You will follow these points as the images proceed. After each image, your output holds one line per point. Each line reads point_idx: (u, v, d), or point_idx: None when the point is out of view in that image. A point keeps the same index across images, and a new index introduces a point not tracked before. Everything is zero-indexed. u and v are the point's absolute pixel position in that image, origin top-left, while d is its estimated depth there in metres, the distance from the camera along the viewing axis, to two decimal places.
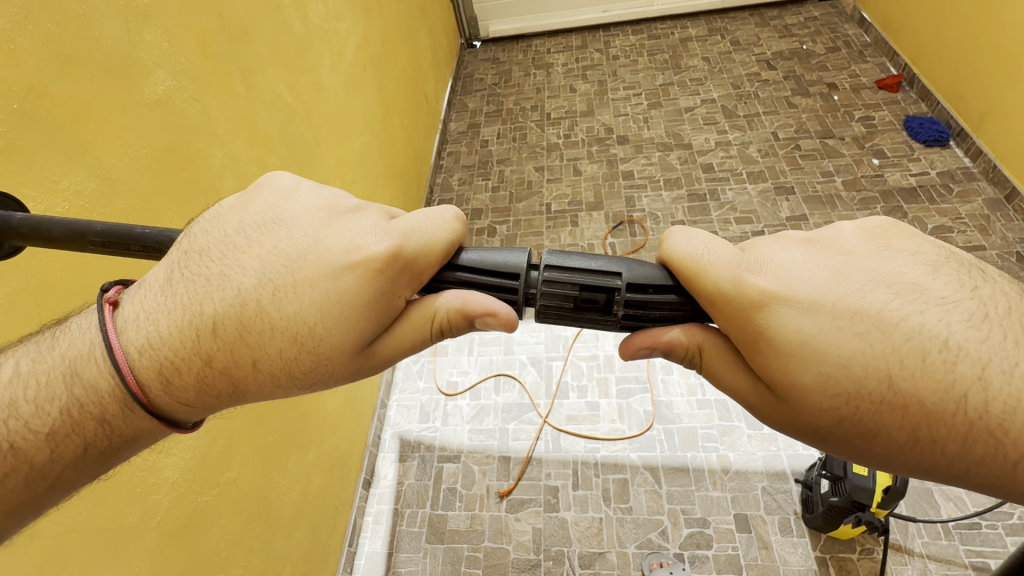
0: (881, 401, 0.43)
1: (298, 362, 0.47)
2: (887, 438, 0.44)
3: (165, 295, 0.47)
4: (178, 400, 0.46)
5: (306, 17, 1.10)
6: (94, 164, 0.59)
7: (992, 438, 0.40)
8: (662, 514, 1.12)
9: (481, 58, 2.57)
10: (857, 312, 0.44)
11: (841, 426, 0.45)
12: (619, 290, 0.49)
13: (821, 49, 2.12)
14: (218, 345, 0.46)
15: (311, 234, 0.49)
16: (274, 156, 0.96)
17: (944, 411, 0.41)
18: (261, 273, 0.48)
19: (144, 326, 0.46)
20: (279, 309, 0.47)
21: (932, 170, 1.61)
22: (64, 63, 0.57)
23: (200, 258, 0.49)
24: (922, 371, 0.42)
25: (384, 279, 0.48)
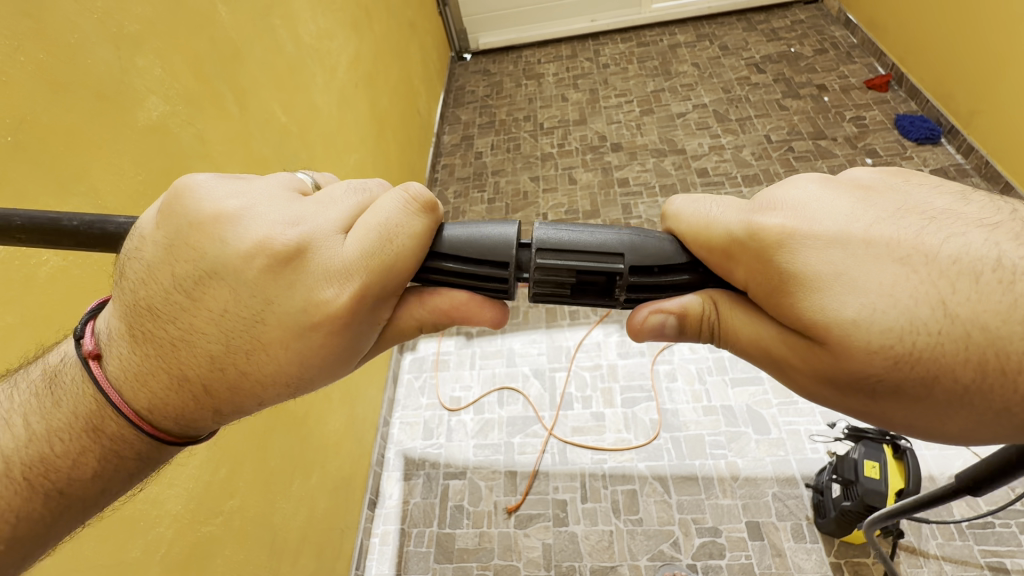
0: (944, 339, 0.36)
1: (304, 396, 0.45)
2: (952, 380, 0.37)
3: (123, 332, 0.43)
4: (209, 436, 0.45)
5: (297, 36, 1.10)
6: (89, 193, 0.58)
7: None
8: (673, 524, 1.10)
9: (471, 70, 2.59)
10: (893, 245, 0.38)
11: (894, 378, 0.38)
12: (621, 274, 0.44)
13: (809, 51, 2.14)
14: (183, 381, 0.42)
15: (249, 254, 0.41)
16: (269, 177, 0.95)
17: (1013, 336, 0.35)
18: (225, 336, 0.42)
19: (112, 369, 0.42)
20: (242, 340, 0.42)
21: (925, 167, 1.62)
22: (56, 92, 0.56)
23: (145, 290, 0.43)
24: (978, 294, 0.36)
25: (352, 296, 0.41)
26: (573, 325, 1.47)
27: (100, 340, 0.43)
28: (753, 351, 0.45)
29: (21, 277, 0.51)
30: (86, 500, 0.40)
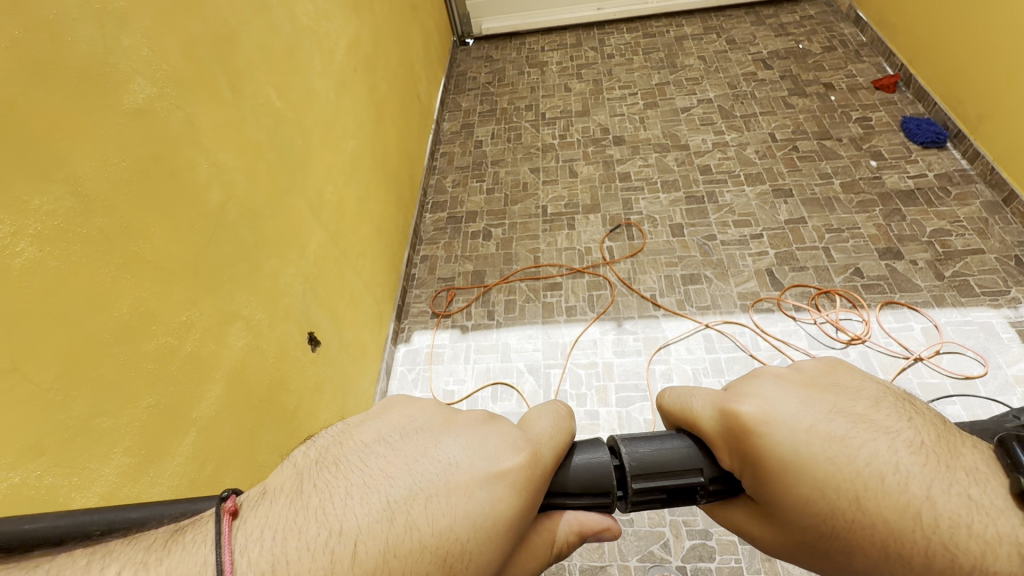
0: (853, 531, 0.35)
1: None
2: (861, 554, 0.36)
3: (292, 514, 0.33)
4: None
5: (294, 17, 1.06)
6: (71, 180, 0.56)
7: (953, 555, 0.32)
8: (663, 526, 1.10)
9: (473, 56, 2.54)
10: (818, 439, 0.37)
11: (821, 553, 0.38)
12: (700, 485, 0.40)
13: (817, 48, 2.11)
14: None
15: (435, 447, 0.37)
16: (263, 164, 0.92)
17: (902, 530, 0.34)
18: (411, 483, 0.34)
19: (268, 556, 0.30)
20: (422, 548, 0.32)
21: (930, 171, 1.60)
22: (35, 71, 0.53)
23: (323, 474, 0.35)
24: (881, 491, 0.34)
25: (528, 500, 0.37)
26: (570, 322, 1.46)
27: (262, 487, 0.35)
28: (727, 519, 0.43)
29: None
30: None
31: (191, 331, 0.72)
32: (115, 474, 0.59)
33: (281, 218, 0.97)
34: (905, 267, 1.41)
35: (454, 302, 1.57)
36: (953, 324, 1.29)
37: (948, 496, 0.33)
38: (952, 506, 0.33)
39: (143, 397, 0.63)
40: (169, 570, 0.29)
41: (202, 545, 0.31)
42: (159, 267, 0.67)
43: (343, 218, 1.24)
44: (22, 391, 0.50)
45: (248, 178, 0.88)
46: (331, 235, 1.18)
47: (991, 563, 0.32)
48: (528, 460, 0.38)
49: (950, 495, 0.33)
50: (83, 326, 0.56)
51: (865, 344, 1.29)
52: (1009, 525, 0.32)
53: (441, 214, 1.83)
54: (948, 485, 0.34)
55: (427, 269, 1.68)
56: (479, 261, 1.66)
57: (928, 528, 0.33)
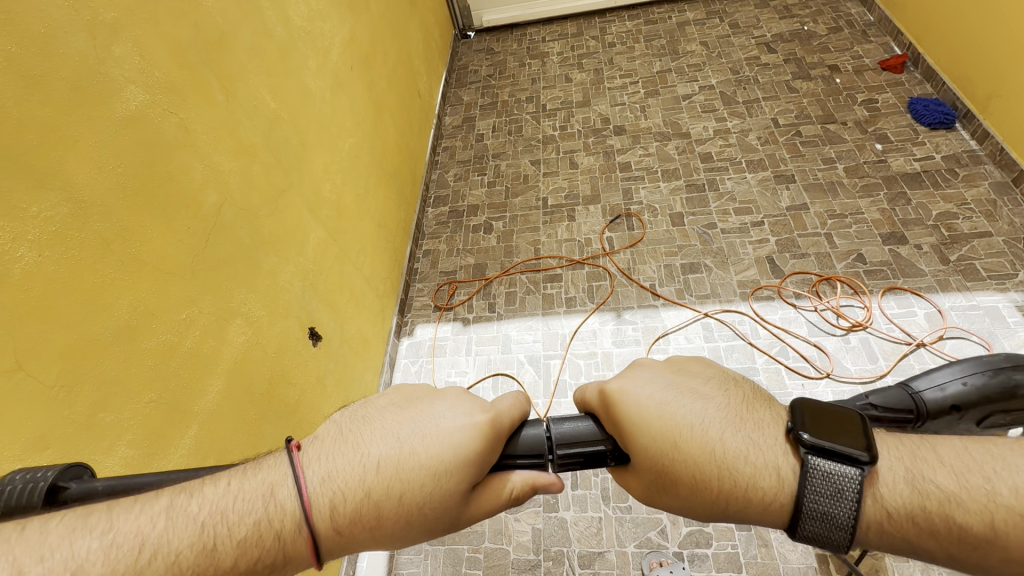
0: (673, 469, 0.43)
1: (436, 504, 0.42)
2: (680, 485, 0.43)
3: (337, 448, 0.43)
4: (343, 526, 0.40)
5: (287, 19, 1.08)
6: (66, 187, 0.59)
7: (740, 484, 0.41)
8: (660, 512, 1.12)
9: (475, 49, 2.54)
10: (662, 404, 0.45)
11: (663, 498, 0.45)
12: (609, 452, 0.43)
13: (822, 29, 2.06)
14: (380, 501, 0.41)
15: (432, 414, 0.45)
16: (258, 164, 0.95)
17: (703, 462, 0.42)
18: (413, 428, 0.44)
19: (325, 472, 0.41)
20: (413, 480, 0.42)
21: (937, 154, 1.57)
22: (28, 84, 0.56)
23: (355, 425, 0.45)
24: (691, 434, 0.43)
25: (484, 458, 0.42)
26: (569, 312, 1.47)
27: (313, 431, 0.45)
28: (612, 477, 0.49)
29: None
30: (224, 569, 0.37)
31: (191, 328, 0.75)
32: (118, 465, 0.63)
33: (278, 217, 1.00)
34: (909, 252, 1.39)
35: (456, 296, 1.59)
36: (958, 309, 1.27)
37: (741, 449, 0.42)
38: (737, 444, 0.42)
39: (144, 393, 0.67)
40: (267, 478, 0.41)
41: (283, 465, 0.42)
42: (156, 268, 0.70)
43: (342, 216, 1.27)
44: (26, 389, 0.53)
45: (243, 179, 0.91)
46: (330, 232, 1.20)
47: (760, 481, 0.41)
48: (489, 424, 0.43)
49: (737, 440, 0.43)
50: (82, 325, 0.59)
51: (866, 330, 1.28)
52: (774, 454, 0.42)
53: (443, 209, 1.85)
54: (753, 451, 0.42)
55: (429, 263, 1.70)
56: (479, 254, 1.68)
57: (718, 458, 0.42)
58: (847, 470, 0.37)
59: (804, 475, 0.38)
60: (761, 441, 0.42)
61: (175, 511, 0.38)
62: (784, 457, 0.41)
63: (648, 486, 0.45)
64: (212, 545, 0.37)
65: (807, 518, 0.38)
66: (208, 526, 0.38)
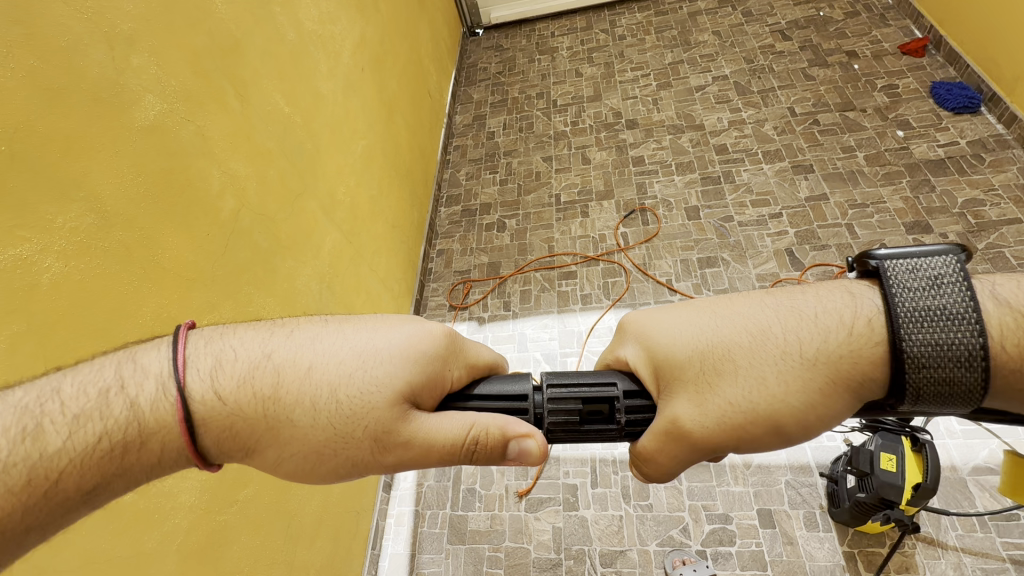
0: (728, 343, 0.45)
1: (341, 417, 0.46)
2: (741, 350, 0.44)
3: (245, 350, 0.46)
4: (222, 426, 0.44)
5: (298, 23, 1.08)
6: (90, 198, 0.59)
7: (804, 322, 0.43)
8: (682, 510, 1.11)
9: (483, 46, 2.53)
10: (692, 306, 0.49)
11: (722, 388, 0.44)
12: (618, 399, 0.48)
13: (839, 14, 2.01)
14: (274, 405, 0.45)
15: (376, 336, 0.49)
16: (273, 169, 0.95)
17: (762, 320, 0.45)
18: (336, 349, 0.48)
19: (227, 375, 0.45)
20: (320, 419, 0.46)
21: (962, 139, 1.52)
22: (51, 98, 0.56)
23: (277, 332, 0.48)
24: (734, 302, 0.47)
25: (404, 378, 0.47)
26: (585, 310, 1.46)
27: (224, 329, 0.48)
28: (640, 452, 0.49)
29: (24, 286, 0.52)
30: (42, 455, 0.38)
31: None
32: None
33: (295, 221, 1.01)
34: (934, 241, 1.35)
35: (471, 295, 1.59)
36: None
37: (802, 298, 0.45)
38: (788, 297, 0.45)
39: None
40: (130, 368, 0.44)
41: (158, 360, 0.44)
42: (178, 275, 0.71)
43: (357, 218, 1.27)
44: None
45: (261, 185, 0.92)
46: (345, 235, 1.21)
47: (829, 303, 0.43)
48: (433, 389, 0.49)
49: (788, 292, 0.46)
50: (108, 334, 0.60)
51: None
52: (835, 283, 0.45)
53: (455, 208, 1.85)
54: (807, 293, 0.45)
55: (443, 262, 1.70)
56: (493, 253, 1.68)
57: (772, 305, 0.45)
58: (930, 262, 0.41)
59: (887, 279, 0.41)
60: (816, 290, 0.45)
61: (31, 428, 0.39)
62: (868, 288, 0.43)
63: (697, 388, 0.45)
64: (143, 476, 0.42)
65: (910, 321, 0.39)
66: (36, 410, 0.39)
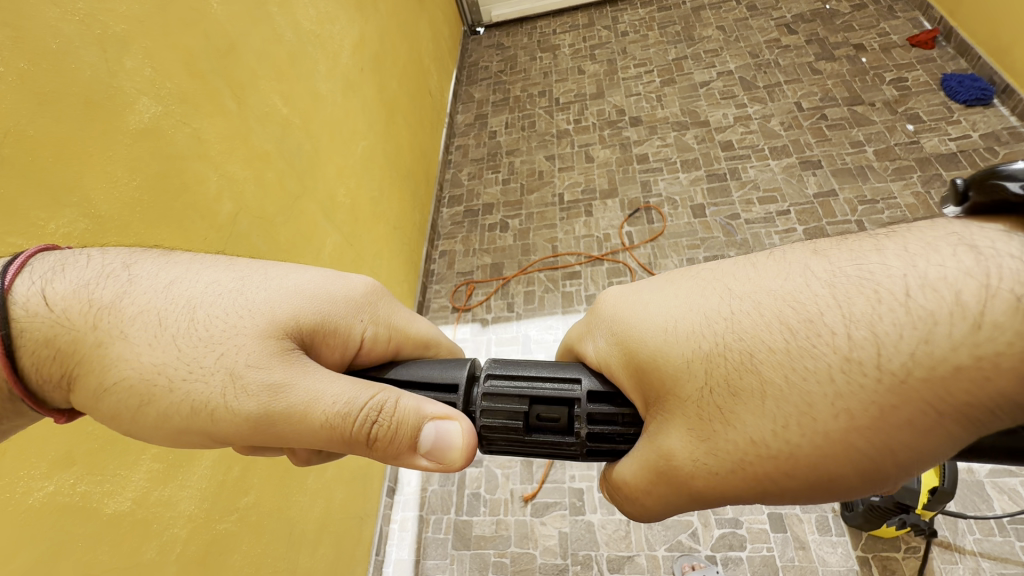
0: (745, 342, 0.35)
1: (192, 350, 0.42)
2: (770, 360, 0.34)
3: (101, 268, 0.44)
4: (50, 345, 0.41)
5: (295, 23, 1.07)
6: (83, 204, 0.58)
7: (888, 318, 0.30)
8: (691, 515, 1.09)
9: (484, 45, 2.51)
10: (692, 281, 0.39)
11: (728, 413, 0.36)
12: (579, 401, 0.43)
13: (846, 7, 1.98)
14: (114, 325, 0.42)
15: (283, 272, 0.48)
16: (271, 172, 0.94)
17: (815, 306, 0.33)
18: (211, 282, 0.45)
19: (70, 287, 0.42)
20: (175, 339, 0.42)
21: (975, 132, 1.49)
22: (42, 103, 0.55)
23: (147, 258, 0.46)
24: (758, 276, 0.36)
25: (283, 317, 0.45)
26: None
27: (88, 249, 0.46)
28: (630, 483, 0.43)
29: None
30: None
31: None
32: (143, 479, 0.63)
33: (294, 223, 0.99)
34: None
35: (474, 296, 1.58)
36: None
37: (886, 266, 0.31)
38: (838, 265, 0.33)
39: None
40: None
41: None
42: None
43: (357, 219, 1.26)
44: None
45: (258, 187, 0.90)
46: (345, 236, 1.19)
47: (936, 274, 0.29)
48: (341, 356, 0.49)
49: (850, 261, 0.33)
50: None
51: None
52: (953, 240, 0.30)
53: (458, 208, 1.83)
54: (880, 261, 0.32)
55: (446, 263, 1.69)
56: (496, 253, 1.66)
57: (820, 278, 0.33)
58: None
59: None
60: (914, 247, 0.31)
61: None
62: (1005, 237, 0.29)
63: (700, 412, 0.37)
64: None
65: None
66: None
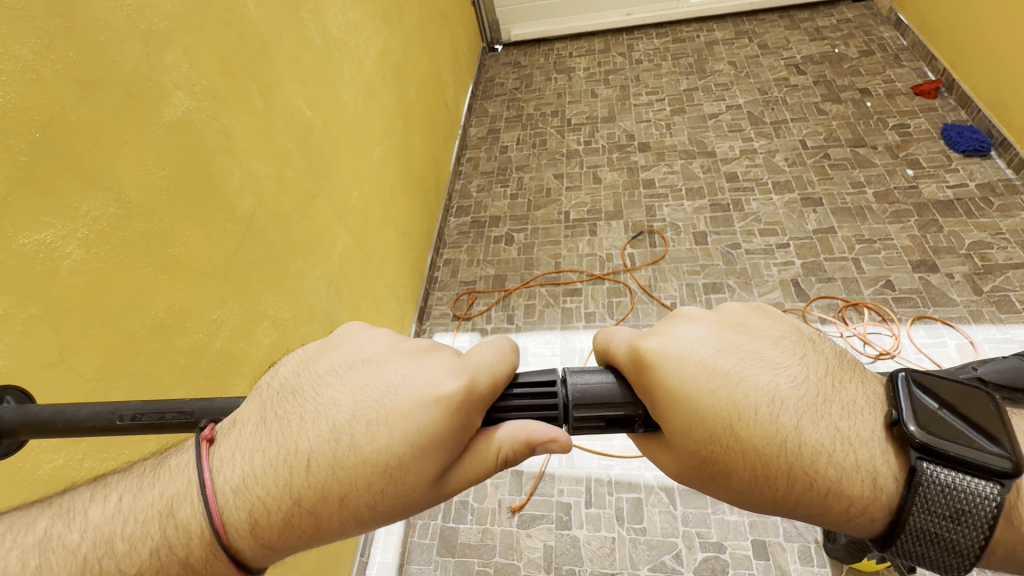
0: (731, 463, 0.43)
1: (383, 497, 0.41)
2: (738, 474, 0.43)
3: (258, 440, 0.42)
4: (269, 539, 0.40)
5: (325, 30, 1.11)
6: (114, 189, 0.61)
7: (809, 487, 0.41)
8: (676, 536, 1.10)
9: (502, 62, 2.57)
10: (714, 392, 0.43)
11: (701, 484, 0.45)
12: (637, 414, 0.45)
13: (854, 52, 2.05)
14: (314, 499, 0.41)
15: (355, 349, 0.47)
16: (291, 170, 0.97)
17: (769, 453, 0.42)
18: (354, 412, 0.43)
19: (239, 481, 0.40)
20: (365, 479, 0.41)
21: (971, 181, 1.53)
22: (84, 90, 0.58)
23: (284, 405, 0.44)
24: (756, 420, 0.42)
25: (450, 432, 0.42)
26: (589, 328, 1.46)
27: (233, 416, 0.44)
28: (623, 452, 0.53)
29: (45, 270, 0.54)
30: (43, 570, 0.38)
31: (220, 329, 0.78)
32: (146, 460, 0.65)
33: (308, 223, 1.02)
34: (940, 281, 1.36)
35: (475, 306, 1.60)
36: (991, 342, 1.23)
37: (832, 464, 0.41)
38: (814, 439, 0.41)
39: (174, 389, 0.69)
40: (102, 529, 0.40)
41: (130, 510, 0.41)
42: (193, 269, 0.72)
43: (368, 222, 1.29)
44: (66, 381, 0.55)
45: (278, 184, 0.93)
46: (355, 238, 1.22)
47: (848, 487, 0.40)
48: (464, 387, 0.42)
49: (817, 428, 0.42)
50: (120, 323, 0.61)
51: (894, 359, 1.26)
52: (871, 456, 0.41)
53: (465, 218, 1.86)
54: (840, 454, 0.41)
55: (449, 271, 1.71)
56: (500, 265, 1.69)
57: (790, 447, 0.41)
58: (970, 481, 0.38)
59: (921, 485, 0.39)
60: (849, 451, 0.41)
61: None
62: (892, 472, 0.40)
63: (689, 473, 0.45)
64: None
65: (906, 535, 0.39)
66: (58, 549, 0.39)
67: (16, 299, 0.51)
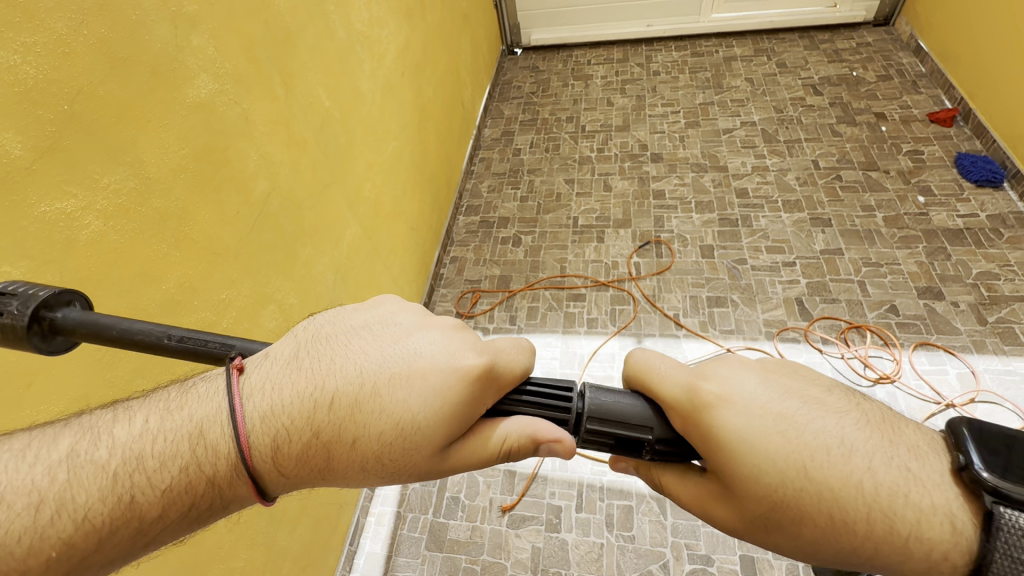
0: (805, 507, 0.43)
1: (392, 449, 0.46)
2: (810, 519, 0.43)
3: (286, 375, 0.47)
4: (287, 466, 0.45)
5: (349, 23, 1.12)
6: (135, 164, 0.62)
7: (889, 529, 0.40)
8: (664, 546, 1.10)
9: (520, 66, 2.59)
10: (778, 432, 0.44)
11: (762, 526, 0.45)
12: (648, 441, 0.49)
13: (871, 76, 2.05)
14: (329, 436, 0.45)
15: (387, 315, 0.53)
16: (307, 158, 0.98)
17: (848, 495, 0.41)
18: (378, 367, 0.48)
19: (266, 407, 0.45)
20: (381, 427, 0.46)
21: (982, 212, 1.53)
22: (113, 67, 0.59)
23: (313, 351, 0.49)
24: (830, 462, 0.42)
25: (467, 400, 0.47)
26: (590, 334, 1.47)
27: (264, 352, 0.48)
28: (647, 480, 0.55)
29: (64, 239, 0.55)
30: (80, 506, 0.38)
31: (228, 310, 0.79)
32: None
33: (320, 210, 1.03)
34: (945, 308, 1.36)
35: (478, 305, 1.61)
36: (992, 373, 1.23)
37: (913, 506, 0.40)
38: (889, 478, 0.41)
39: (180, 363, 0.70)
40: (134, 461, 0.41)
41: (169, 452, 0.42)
42: (205, 248, 0.74)
43: (379, 214, 1.30)
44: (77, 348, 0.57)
45: (293, 170, 0.95)
46: (365, 230, 1.23)
47: (927, 529, 0.39)
48: (484, 364, 0.48)
49: (892, 467, 0.42)
50: (132, 296, 0.63)
51: (894, 384, 1.25)
52: (946, 499, 0.40)
53: (474, 218, 1.88)
54: (915, 491, 0.40)
55: (455, 269, 1.72)
56: (506, 266, 1.69)
57: (868, 490, 0.41)
58: None
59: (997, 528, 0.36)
60: (914, 484, 0.41)
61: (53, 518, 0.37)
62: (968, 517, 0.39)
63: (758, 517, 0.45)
64: (129, 497, 0.39)
65: None
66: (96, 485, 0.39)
67: (34, 265, 0.52)
